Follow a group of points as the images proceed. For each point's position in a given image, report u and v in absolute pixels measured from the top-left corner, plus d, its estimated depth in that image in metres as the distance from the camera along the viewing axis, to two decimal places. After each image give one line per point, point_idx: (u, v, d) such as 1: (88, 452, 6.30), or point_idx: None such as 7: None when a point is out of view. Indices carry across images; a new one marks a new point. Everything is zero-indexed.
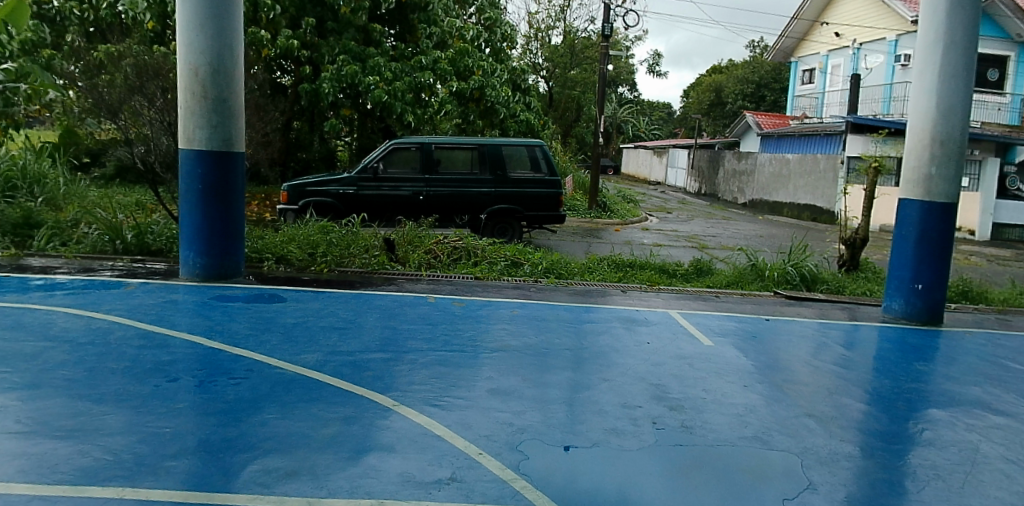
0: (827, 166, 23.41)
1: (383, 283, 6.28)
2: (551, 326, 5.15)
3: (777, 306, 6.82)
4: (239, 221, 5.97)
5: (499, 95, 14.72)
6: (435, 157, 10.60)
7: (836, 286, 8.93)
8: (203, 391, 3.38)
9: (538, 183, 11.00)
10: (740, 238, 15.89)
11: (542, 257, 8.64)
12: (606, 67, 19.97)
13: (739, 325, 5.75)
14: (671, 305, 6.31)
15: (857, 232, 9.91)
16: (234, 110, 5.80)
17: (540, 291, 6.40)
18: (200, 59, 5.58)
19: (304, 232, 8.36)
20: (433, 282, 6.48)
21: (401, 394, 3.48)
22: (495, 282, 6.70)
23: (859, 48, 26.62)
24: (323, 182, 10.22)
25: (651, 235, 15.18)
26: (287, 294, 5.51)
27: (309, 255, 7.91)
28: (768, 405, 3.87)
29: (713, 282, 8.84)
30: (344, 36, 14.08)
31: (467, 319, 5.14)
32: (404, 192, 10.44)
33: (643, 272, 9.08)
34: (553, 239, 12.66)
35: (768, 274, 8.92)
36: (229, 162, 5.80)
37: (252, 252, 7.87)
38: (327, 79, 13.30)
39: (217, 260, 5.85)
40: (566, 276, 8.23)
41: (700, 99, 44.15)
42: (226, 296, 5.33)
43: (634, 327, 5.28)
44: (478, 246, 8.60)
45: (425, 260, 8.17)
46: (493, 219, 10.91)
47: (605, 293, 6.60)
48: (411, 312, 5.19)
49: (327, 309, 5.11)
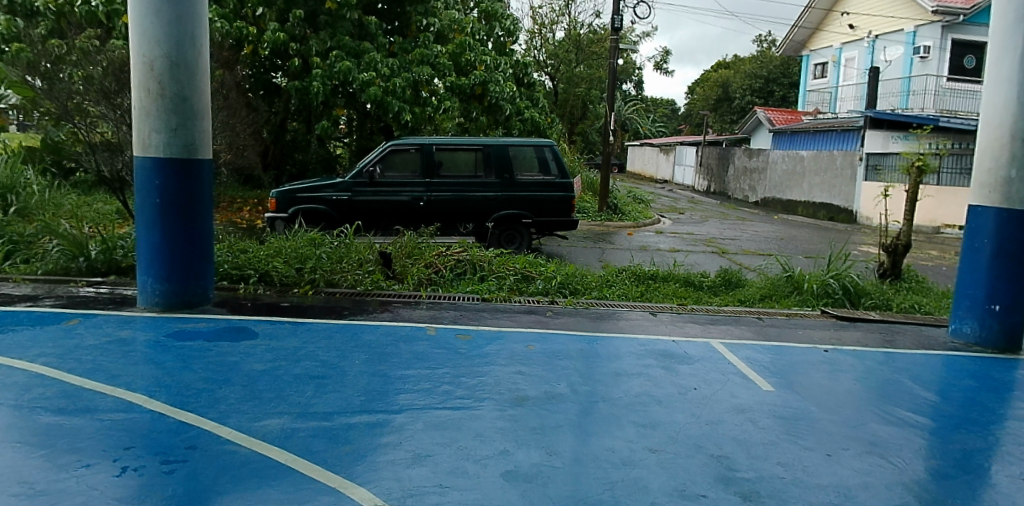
0: (844, 163, 22.51)
1: (374, 308, 5.41)
2: (575, 366, 4.29)
3: (832, 331, 5.91)
4: (207, 240, 5.13)
5: (502, 91, 13.82)
6: (436, 159, 9.74)
7: (883, 300, 8.06)
8: (118, 487, 2.51)
9: (548, 186, 10.10)
10: (760, 241, 14.98)
11: (555, 270, 7.79)
12: (615, 61, 19.05)
13: (795, 359, 4.87)
14: (710, 332, 5.42)
15: (900, 238, 9.00)
16: (198, 110, 4.93)
17: (557, 316, 5.52)
18: (156, 50, 4.73)
19: (291, 244, 7.53)
20: (432, 306, 5.60)
21: (387, 486, 2.59)
22: (504, 305, 5.82)
23: (874, 40, 25.66)
24: (316, 187, 9.42)
25: (666, 238, 14.29)
26: (260, 328, 4.65)
27: (296, 271, 7.06)
28: (864, 484, 2.97)
29: (746, 298, 7.99)
30: (338, 29, 13.16)
31: (473, 360, 4.27)
32: (403, 198, 9.58)
33: (667, 286, 8.21)
34: (563, 245, 11.81)
35: (807, 287, 8.07)
36: (194, 171, 4.95)
37: (232, 269, 7.02)
38: (319, 75, 12.52)
39: (179, 287, 5.00)
40: (582, 292, 7.39)
41: (707, 95, 43.14)
42: (186, 332, 4.48)
43: (672, 366, 4.41)
44: (483, 258, 7.75)
45: (424, 275, 7.30)
46: (500, 226, 10.04)
47: (632, 317, 5.71)
48: (407, 350, 4.33)
49: (307, 348, 4.25)
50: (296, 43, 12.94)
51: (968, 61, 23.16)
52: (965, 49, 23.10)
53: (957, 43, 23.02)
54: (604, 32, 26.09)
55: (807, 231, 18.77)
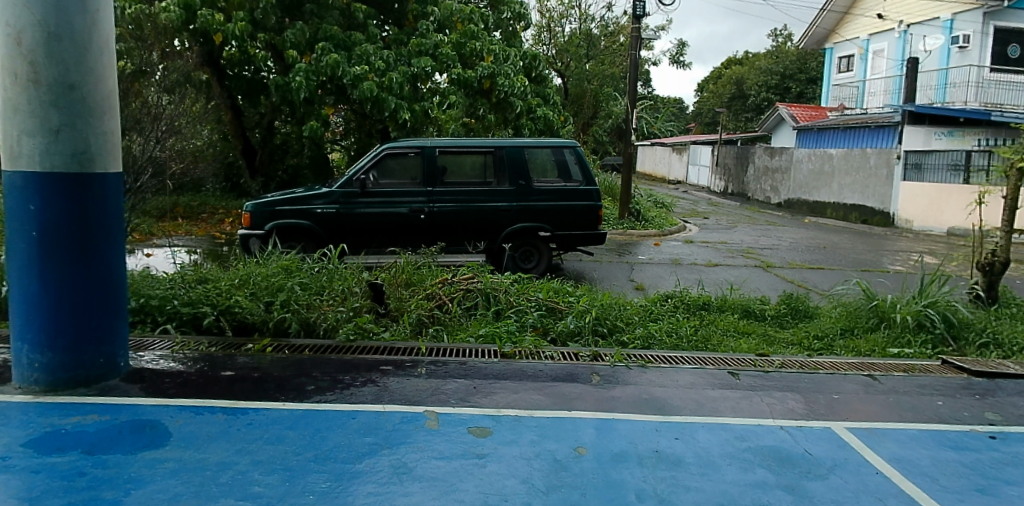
0: (879, 162, 20.91)
1: (351, 377, 3.86)
2: (655, 491, 2.72)
3: (980, 398, 4.30)
4: (114, 286, 3.64)
5: (514, 84, 12.27)
6: (440, 164, 8.26)
7: (992, 335, 6.49)
8: None
9: (569, 195, 8.57)
10: (802, 251, 13.40)
11: (587, 301, 6.32)
12: (635, 53, 17.41)
13: (967, 461, 3.28)
14: (825, 411, 3.82)
15: (997, 253, 7.39)
16: (94, 104, 3.43)
17: (605, 386, 3.93)
18: (25, 16, 3.22)
19: (260, 271, 6.04)
20: (434, 371, 4.06)
21: None
22: (531, 367, 4.25)
23: (906, 31, 24.23)
24: (300, 200, 7.96)
25: (697, 249, 12.78)
26: (180, 424, 3.14)
27: (265, 307, 5.58)
28: None
29: (824, 335, 6.50)
30: (325, 20, 11.77)
31: (491, 480, 2.73)
32: (401, 210, 8.09)
33: (725, 318, 6.72)
34: (587, 261, 10.34)
35: (898, 319, 6.53)
36: (93, 190, 3.46)
37: (183, 308, 5.57)
38: (303, 70, 11.10)
39: (70, 357, 3.51)
40: (621, 330, 5.93)
41: (720, 93, 41.36)
42: (60, 435, 2.97)
43: (800, 488, 2.84)
44: (498, 287, 6.26)
45: (424, 312, 5.77)
46: (515, 242, 8.51)
47: (708, 382, 4.11)
48: (392, 467, 2.78)
49: (236, 470, 2.73)
50: (266, 33, 11.46)
51: (1011, 51, 21.47)
52: (1008, 35, 21.48)
53: (998, 30, 21.46)
54: (617, 26, 25.05)
55: (847, 237, 17.18)
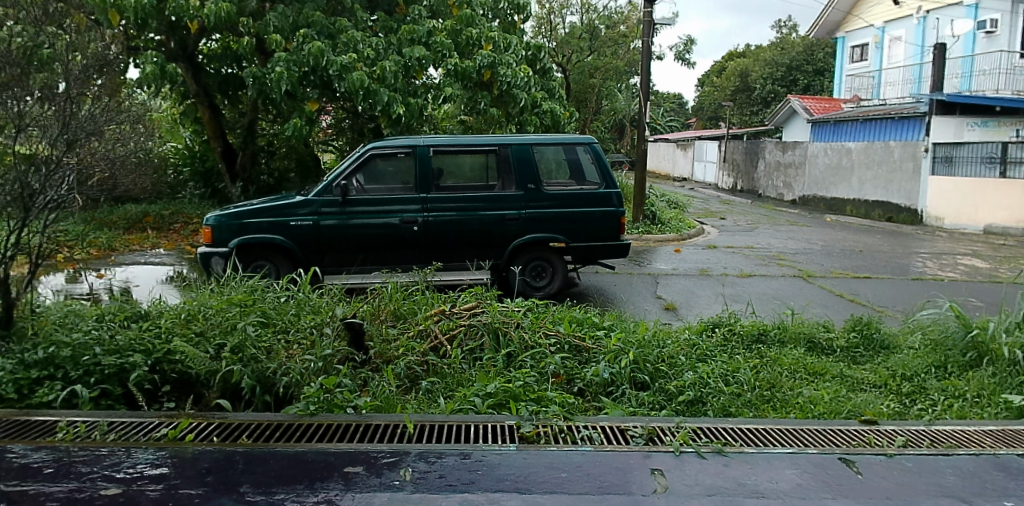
0: (904, 155, 19.62)
1: (299, 497, 2.57)
2: None
3: None
4: None
5: (516, 74, 10.92)
6: (435, 166, 7.01)
7: None
8: None
9: (585, 199, 7.23)
10: (837, 256, 12.14)
11: (622, 337, 5.05)
12: (648, 40, 16.05)
13: None
14: None
15: None
16: None
17: (676, 499, 2.65)
18: None
19: (210, 306, 4.73)
20: (425, 477, 2.78)
21: None
22: (564, 462, 2.98)
23: (926, 17, 23.09)
24: (274, 209, 6.66)
25: (724, 256, 11.48)
26: None
27: (214, 352, 4.22)
28: None
29: (914, 374, 5.13)
30: (307, 4, 10.42)
31: None
32: (390, 220, 6.80)
33: (789, 354, 5.43)
34: (609, 275, 9.07)
35: (1004, 354, 5.06)
36: None
37: (105, 354, 4.10)
38: (282, 59, 9.81)
39: None
40: (665, 374, 4.64)
41: (723, 86, 39.99)
42: None
43: None
44: (508, 321, 4.98)
45: (415, 359, 4.48)
46: (524, 255, 7.19)
47: (823, 485, 2.83)
48: None
49: None
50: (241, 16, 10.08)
51: None
52: None
53: None
54: (622, 16, 23.56)
55: (878, 237, 15.94)
